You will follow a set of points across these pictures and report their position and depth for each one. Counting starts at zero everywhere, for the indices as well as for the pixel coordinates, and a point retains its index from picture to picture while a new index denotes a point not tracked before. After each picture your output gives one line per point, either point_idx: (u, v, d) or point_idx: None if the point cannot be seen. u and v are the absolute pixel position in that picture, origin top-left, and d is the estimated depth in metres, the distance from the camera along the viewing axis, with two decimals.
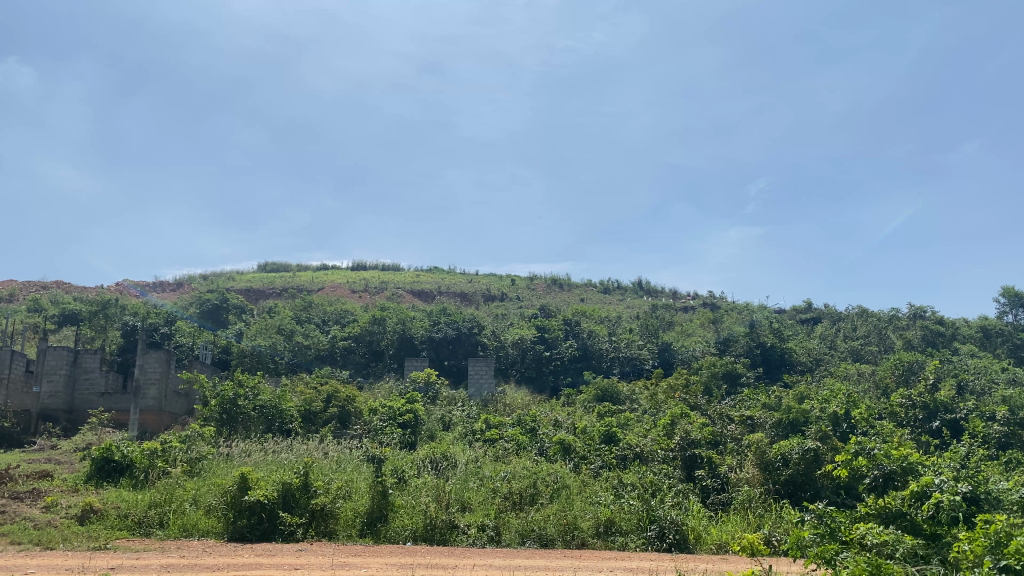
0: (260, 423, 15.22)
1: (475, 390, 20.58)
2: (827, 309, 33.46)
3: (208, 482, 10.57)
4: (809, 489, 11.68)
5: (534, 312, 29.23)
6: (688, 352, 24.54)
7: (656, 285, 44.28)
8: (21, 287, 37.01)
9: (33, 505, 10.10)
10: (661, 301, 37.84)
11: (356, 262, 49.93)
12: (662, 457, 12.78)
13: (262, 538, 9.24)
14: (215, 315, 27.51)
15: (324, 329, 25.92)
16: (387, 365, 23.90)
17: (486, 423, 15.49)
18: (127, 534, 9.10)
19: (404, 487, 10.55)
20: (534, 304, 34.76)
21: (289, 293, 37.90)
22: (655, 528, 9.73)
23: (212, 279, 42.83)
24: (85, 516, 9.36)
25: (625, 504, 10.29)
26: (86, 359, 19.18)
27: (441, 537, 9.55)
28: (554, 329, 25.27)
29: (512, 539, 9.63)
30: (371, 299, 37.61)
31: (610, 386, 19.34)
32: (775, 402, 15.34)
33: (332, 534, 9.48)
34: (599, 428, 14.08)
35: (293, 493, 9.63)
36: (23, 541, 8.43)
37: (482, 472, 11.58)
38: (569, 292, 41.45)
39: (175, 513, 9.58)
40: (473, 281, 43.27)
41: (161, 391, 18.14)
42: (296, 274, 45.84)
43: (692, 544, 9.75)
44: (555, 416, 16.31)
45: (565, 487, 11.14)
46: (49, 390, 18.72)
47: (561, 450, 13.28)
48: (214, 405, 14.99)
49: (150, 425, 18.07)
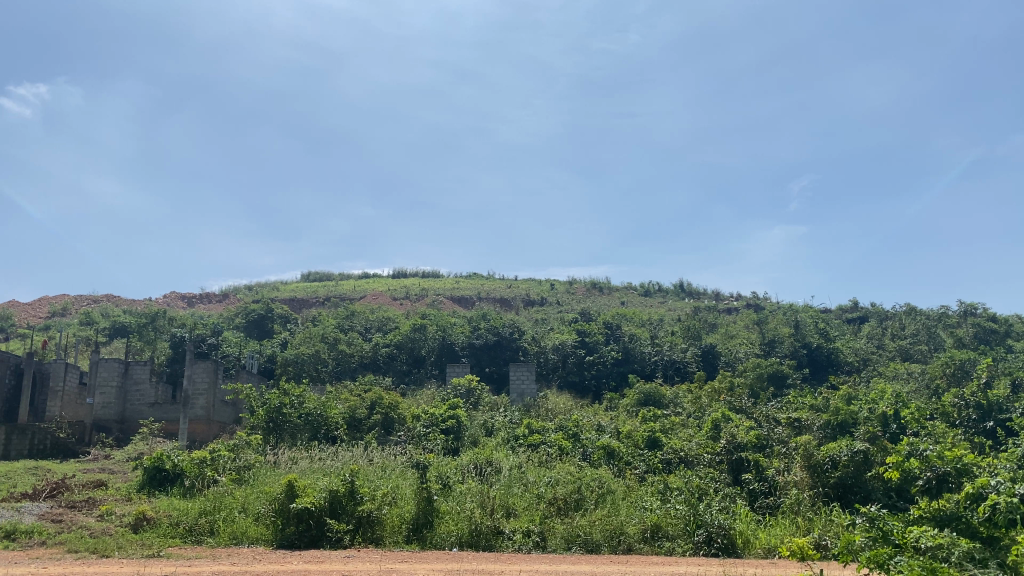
0: (306, 430, 15.41)
1: (517, 395, 20.57)
2: (874, 307, 32.93)
3: (257, 490, 10.72)
4: (859, 492, 11.46)
5: (575, 317, 29.17)
6: (732, 354, 24.32)
7: (697, 287, 43.92)
8: (74, 302, 38.02)
9: (89, 514, 10.35)
10: (703, 303, 37.49)
11: (397, 271, 50.42)
12: (709, 461, 12.63)
13: (310, 545, 9.33)
14: (259, 326, 27.84)
15: (367, 337, 26.19)
16: (429, 371, 24.05)
17: (529, 428, 15.44)
18: (179, 541, 9.26)
19: (449, 493, 10.63)
20: (574, 309, 34.74)
21: (332, 302, 38.38)
22: (703, 532, 9.64)
23: (256, 289, 43.56)
24: (139, 524, 9.58)
25: (671, 509, 10.18)
26: (136, 370, 19.60)
27: (486, 543, 9.56)
28: (595, 333, 25.22)
29: (557, 545, 9.62)
30: (412, 306, 37.92)
31: (654, 390, 19.21)
32: (823, 403, 15.09)
33: (379, 541, 9.54)
34: (643, 433, 13.97)
35: (340, 500, 9.71)
36: (80, 549, 8.63)
37: (526, 477, 11.57)
38: (610, 296, 41.38)
39: (224, 520, 9.72)
40: (512, 286, 43.40)
41: (209, 401, 18.47)
42: (338, 282, 46.43)
43: (740, 549, 9.64)
44: (598, 420, 16.24)
45: (609, 492, 11.07)
46: (102, 401, 19.17)
47: (605, 455, 13.24)
48: (261, 413, 15.27)
49: (199, 434, 18.35)
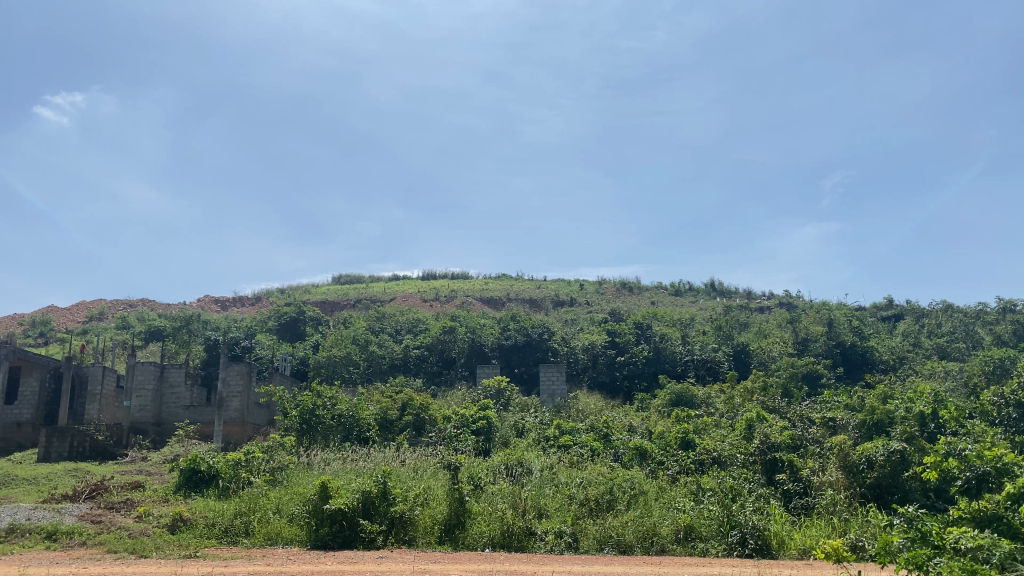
0: (338, 431, 15.53)
1: (547, 396, 20.53)
2: (909, 305, 32.42)
3: (291, 491, 10.82)
4: (896, 493, 11.30)
5: (604, 317, 29.06)
6: (764, 353, 24.09)
7: (729, 286, 43.50)
8: (111, 306, 38.67)
9: (128, 515, 10.53)
10: (735, 302, 37.13)
11: (426, 273, 50.67)
12: (742, 462, 12.50)
13: (344, 546, 9.39)
14: (292, 328, 28.10)
15: (397, 338, 26.35)
16: (459, 372, 24.12)
17: (559, 430, 15.38)
18: (215, 542, 9.38)
19: (481, 493, 10.65)
20: (604, 309, 34.65)
21: (362, 304, 38.65)
22: (737, 533, 9.57)
23: (288, 292, 43.97)
24: (175, 525, 9.72)
25: (705, 509, 10.10)
26: (172, 373, 19.89)
27: (518, 544, 9.57)
28: (625, 333, 25.11)
29: (590, 546, 9.60)
30: (441, 307, 38.05)
31: (685, 391, 19.08)
32: (858, 403, 14.87)
33: (412, 541, 9.59)
34: (675, 434, 13.86)
35: (372, 501, 9.75)
36: (119, 549, 8.78)
37: (557, 478, 11.53)
38: (640, 295, 41.19)
39: (259, 521, 9.81)
40: (541, 287, 43.34)
41: (243, 403, 18.66)
42: (369, 284, 46.74)
43: (774, 550, 9.54)
44: (629, 421, 16.18)
45: (642, 493, 11.00)
46: (139, 404, 19.46)
47: (637, 455, 13.18)
48: (294, 415, 15.44)
49: (234, 436, 18.54)
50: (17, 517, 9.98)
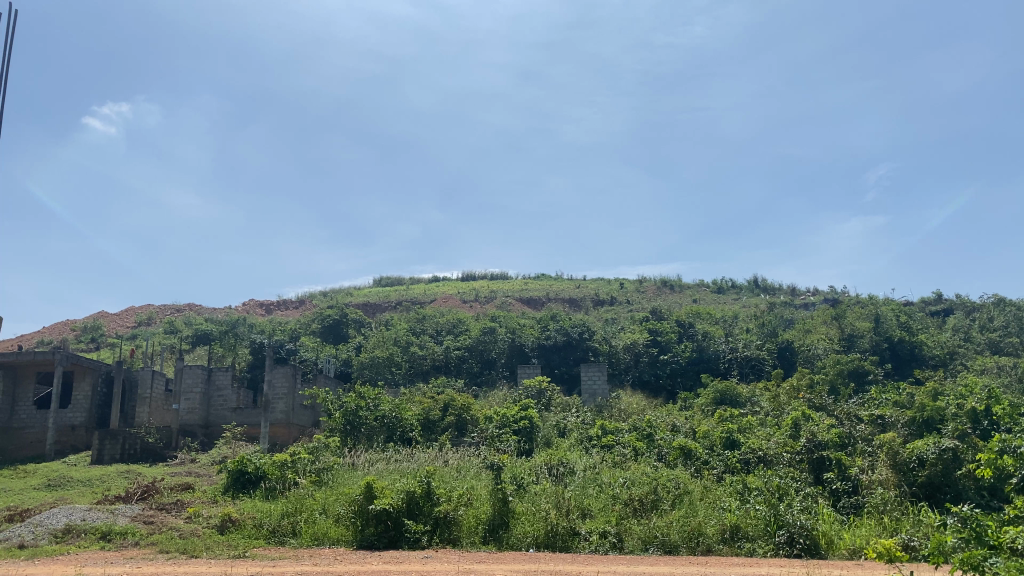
0: (382, 432, 15.68)
1: (589, 396, 20.47)
2: (959, 299, 31.72)
3: (337, 491, 10.94)
4: (949, 491, 11.06)
5: (645, 316, 28.92)
6: (810, 350, 23.75)
7: (772, 283, 42.92)
8: (158, 311, 39.53)
9: (179, 516, 10.76)
10: (778, 299, 36.62)
11: (465, 274, 50.87)
12: (788, 461, 12.31)
13: (389, 546, 9.47)
14: (335, 331, 28.35)
15: (438, 339, 26.49)
16: (500, 373, 24.20)
17: (602, 430, 15.32)
18: (263, 542, 9.52)
19: (524, 494, 10.63)
20: (645, 307, 34.46)
21: (404, 305, 38.94)
22: (784, 533, 9.46)
23: (331, 295, 44.51)
24: (225, 526, 9.88)
25: (751, 509, 9.98)
26: (219, 376, 20.21)
27: (562, 544, 9.57)
28: (667, 332, 24.95)
29: (635, 546, 9.55)
30: (482, 308, 38.14)
31: (729, 389, 18.87)
32: (907, 399, 14.58)
33: (457, 541, 9.62)
34: (719, 433, 13.69)
35: (416, 501, 9.82)
36: (171, 549, 8.96)
37: (600, 478, 11.48)
38: (681, 293, 40.84)
39: (305, 521, 9.94)
40: (581, 286, 43.22)
41: (288, 405, 18.91)
42: (410, 286, 47.13)
43: (823, 550, 9.42)
44: (673, 420, 16.04)
45: (686, 493, 10.90)
46: (187, 407, 19.82)
47: (681, 455, 13.07)
48: (338, 416, 15.62)
49: (280, 437, 18.82)
50: (72, 517, 10.25)
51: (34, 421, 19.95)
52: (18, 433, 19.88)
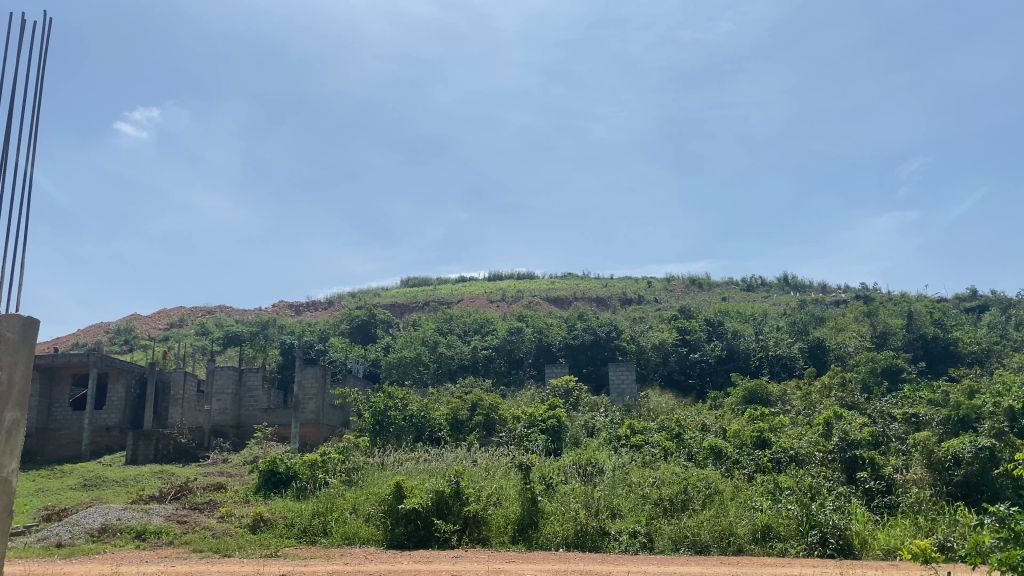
0: (410, 431, 15.74)
1: (617, 395, 20.39)
2: (995, 295, 31.18)
3: (366, 491, 10.98)
4: (986, 490, 10.86)
5: (674, 314, 28.78)
6: (841, 347, 23.45)
7: (802, 280, 42.47)
8: (189, 313, 40.01)
9: (211, 515, 10.87)
10: (808, 297, 36.25)
11: (492, 274, 50.94)
12: (820, 460, 12.15)
13: (419, 545, 9.51)
14: (364, 331, 28.53)
15: (466, 339, 26.56)
16: (527, 372, 24.20)
17: (631, 429, 15.25)
18: (294, 541, 9.59)
19: (553, 494, 10.60)
20: (673, 306, 34.30)
21: (431, 306, 39.09)
22: (817, 533, 9.36)
23: (359, 296, 44.80)
24: (257, 525, 9.98)
25: (783, 509, 9.89)
26: (250, 377, 20.39)
27: (592, 543, 9.55)
28: (696, 330, 24.82)
29: (665, 546, 9.50)
30: (509, 308, 38.19)
31: (759, 387, 18.72)
32: (942, 397, 14.36)
33: (486, 541, 9.63)
34: (750, 432, 13.56)
35: (446, 500, 9.84)
36: (204, 549, 9.05)
37: (630, 478, 11.42)
38: (709, 292, 40.57)
39: (336, 521, 9.99)
40: (608, 285, 43.12)
41: (318, 405, 19.04)
42: (437, 287, 47.32)
43: (857, 550, 9.29)
44: (702, 419, 15.93)
45: (717, 492, 10.82)
46: (219, 408, 20.05)
47: (711, 455, 12.98)
48: (367, 416, 15.75)
49: (311, 437, 18.99)
50: (107, 516, 10.41)
51: (70, 422, 20.28)
52: (54, 434, 20.24)
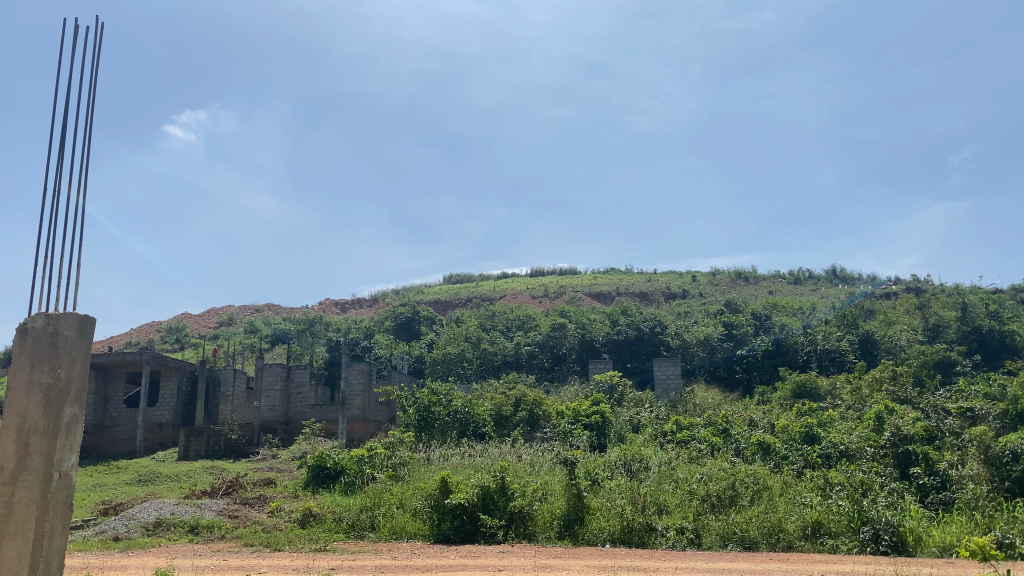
0: (455, 427, 15.81)
1: (662, 390, 20.27)
2: None
3: (412, 486, 11.08)
4: None
5: (719, 308, 28.45)
6: (893, 341, 22.94)
7: (852, 273, 41.69)
8: (238, 312, 40.73)
9: (261, 510, 11.07)
10: (858, 289, 35.54)
11: (535, 270, 50.93)
12: (872, 456, 11.90)
13: (465, 540, 9.56)
14: (408, 328, 28.76)
15: (509, 335, 26.59)
16: (571, 368, 24.13)
17: (677, 424, 15.13)
18: (343, 536, 9.72)
19: (599, 489, 10.54)
20: (719, 300, 33.91)
21: (474, 302, 39.23)
22: (869, 529, 9.19)
23: (403, 293, 45.13)
24: (306, 520, 10.14)
25: (833, 505, 9.77)
26: (297, 373, 20.69)
27: (639, 539, 9.49)
28: (743, 325, 24.63)
29: (713, 542, 9.41)
30: (552, 304, 38.16)
31: (808, 381, 18.40)
32: (999, 392, 13.97)
33: (532, 536, 9.63)
34: (799, 427, 13.36)
35: (492, 496, 9.88)
36: (255, 543, 9.21)
37: (676, 474, 11.35)
38: (756, 285, 40.03)
39: (383, 516, 10.10)
40: (652, 280, 42.79)
41: (365, 401, 19.25)
42: (480, 283, 47.47)
43: (911, 547, 9.10)
44: (749, 415, 15.71)
45: (766, 488, 10.68)
46: (268, 404, 20.41)
47: (760, 451, 12.82)
48: (411, 412, 15.89)
49: (357, 433, 19.21)
50: (161, 511, 10.67)
51: (125, 419, 20.80)
52: (110, 430, 20.79)
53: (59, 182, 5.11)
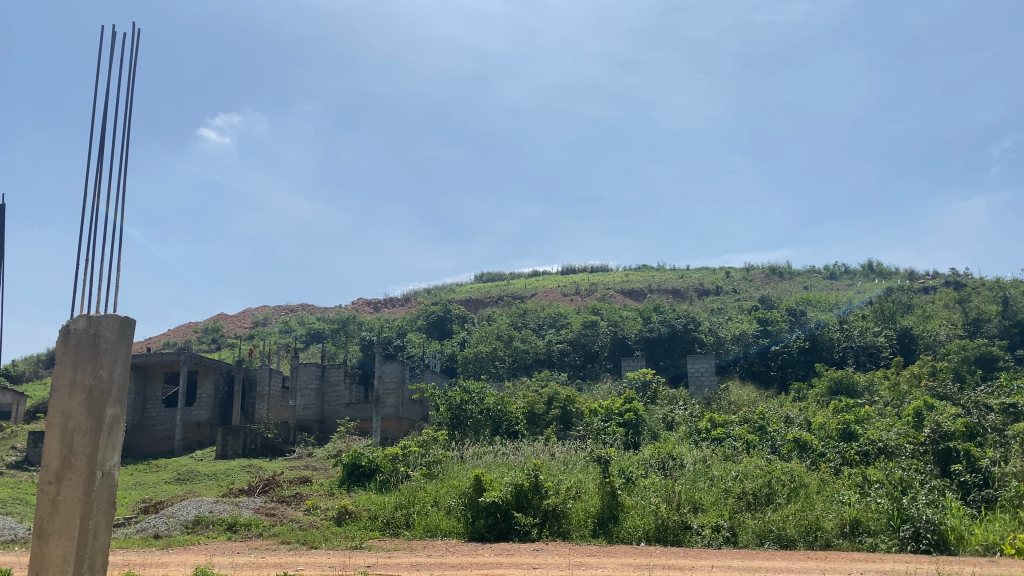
0: (487, 425, 15.85)
1: (696, 388, 20.14)
2: None
3: (446, 484, 11.13)
4: None
5: (753, 305, 28.21)
6: (932, 336, 22.56)
7: (889, 267, 41.07)
8: (273, 312, 41.19)
9: (298, 508, 11.18)
10: (894, 283, 35.00)
11: (565, 267, 50.85)
12: (911, 452, 11.70)
13: (500, 538, 9.58)
14: (440, 327, 28.90)
15: (540, 333, 26.60)
16: (603, 366, 24.08)
17: (711, 422, 15.02)
18: (378, 534, 9.80)
19: (633, 488, 10.49)
20: (753, 296, 33.58)
21: (506, 300, 39.27)
22: (909, 528, 9.05)
23: (434, 292, 45.30)
24: (342, 518, 10.24)
25: (872, 502, 9.66)
26: (332, 373, 20.88)
27: (674, 537, 9.45)
28: (777, 321, 24.52)
29: (749, 540, 9.33)
30: (583, 301, 38.08)
31: (845, 377, 18.14)
32: None
33: (567, 534, 9.62)
34: (836, 424, 13.19)
35: (526, 494, 9.88)
36: (292, 540, 9.31)
37: (712, 472, 11.26)
38: (790, 280, 39.56)
39: (418, 514, 10.16)
40: (684, 276, 42.49)
41: (398, 400, 19.36)
42: (511, 281, 47.52)
43: (953, 546, 8.94)
44: (785, 411, 15.54)
45: (803, 486, 10.56)
46: (304, 403, 20.62)
47: (796, 448, 12.69)
48: (444, 410, 16.00)
49: (391, 431, 19.33)
50: (200, 509, 10.82)
51: (163, 418, 21.16)
52: (149, 429, 21.16)
53: (98, 186, 5.24)
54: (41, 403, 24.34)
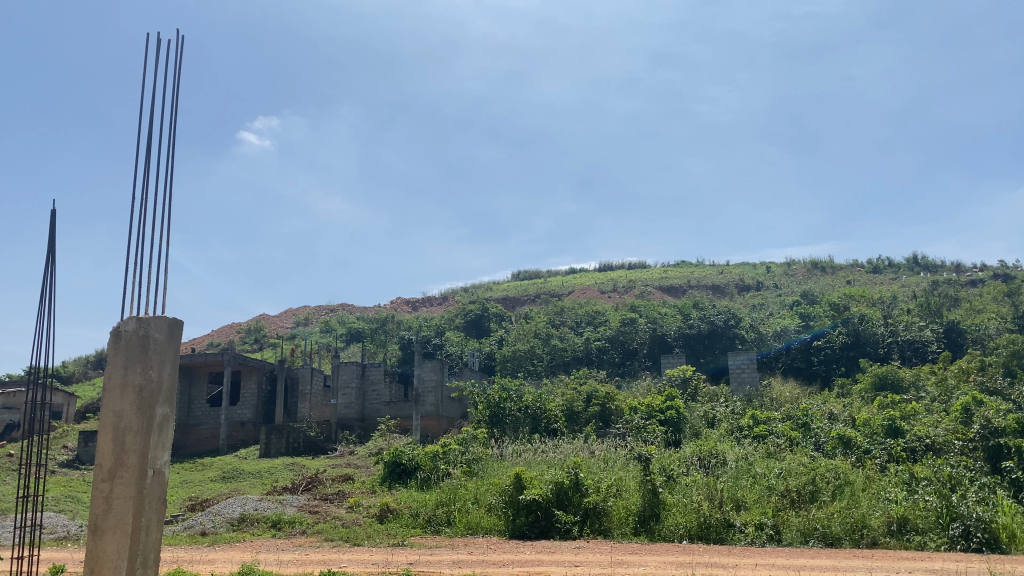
0: (527, 422, 15.88)
1: (738, 385, 19.92)
2: None
3: (487, 482, 11.15)
4: None
5: (795, 300, 27.84)
6: (980, 330, 22.05)
7: (935, 260, 40.23)
8: (314, 312, 41.68)
9: (341, 506, 11.30)
10: (941, 277, 34.27)
11: (603, 264, 50.69)
12: (960, 449, 11.50)
13: (541, 536, 9.59)
14: (478, 325, 29.00)
15: (579, 331, 26.55)
16: (642, 363, 24.00)
17: (753, 419, 14.84)
18: (420, 531, 9.86)
19: (675, 485, 10.41)
20: (793, 291, 33.10)
21: (544, 298, 39.25)
22: (959, 526, 8.88)
23: (472, 291, 45.44)
24: (383, 515, 10.32)
25: (920, 500, 9.49)
26: (372, 371, 21.03)
27: (717, 536, 9.38)
28: (819, 317, 24.28)
29: (794, 539, 9.21)
30: (622, 298, 37.88)
31: (889, 373, 17.82)
32: None
33: (608, 532, 9.59)
34: (881, 421, 12.96)
35: (565, 492, 9.89)
36: (335, 538, 9.43)
37: (754, 469, 11.12)
38: (833, 275, 38.96)
39: (459, 511, 10.20)
40: (724, 272, 42.07)
41: (437, 398, 19.45)
42: (549, 279, 47.51)
43: (1006, 544, 8.73)
44: (829, 407, 15.32)
45: (848, 483, 10.39)
46: (345, 401, 20.77)
47: (840, 445, 12.50)
48: (482, 409, 16.08)
49: (431, 429, 19.44)
50: (245, 506, 10.99)
51: (208, 418, 21.56)
52: (195, 429, 21.57)
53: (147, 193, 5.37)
54: (91, 403, 24.97)
